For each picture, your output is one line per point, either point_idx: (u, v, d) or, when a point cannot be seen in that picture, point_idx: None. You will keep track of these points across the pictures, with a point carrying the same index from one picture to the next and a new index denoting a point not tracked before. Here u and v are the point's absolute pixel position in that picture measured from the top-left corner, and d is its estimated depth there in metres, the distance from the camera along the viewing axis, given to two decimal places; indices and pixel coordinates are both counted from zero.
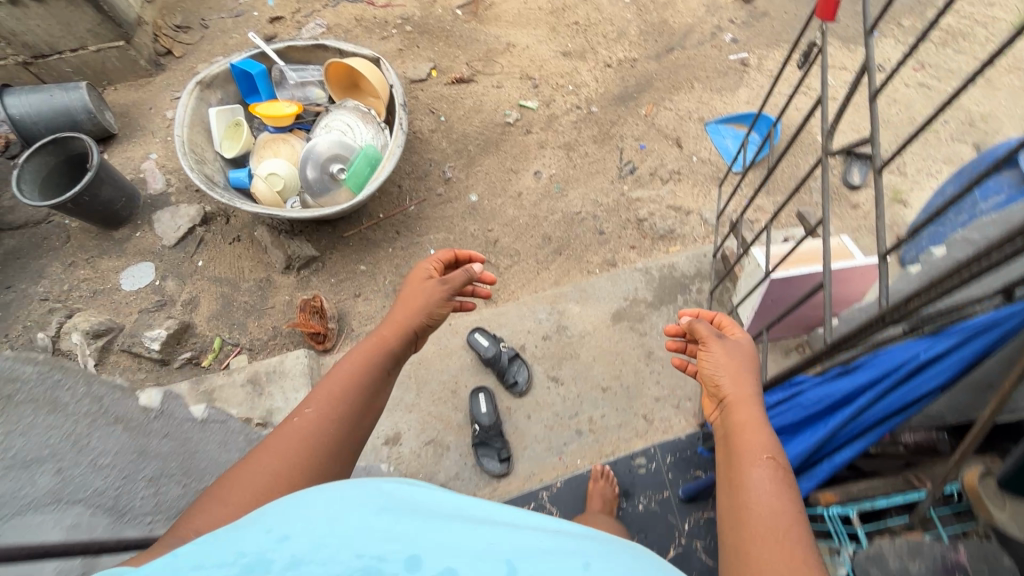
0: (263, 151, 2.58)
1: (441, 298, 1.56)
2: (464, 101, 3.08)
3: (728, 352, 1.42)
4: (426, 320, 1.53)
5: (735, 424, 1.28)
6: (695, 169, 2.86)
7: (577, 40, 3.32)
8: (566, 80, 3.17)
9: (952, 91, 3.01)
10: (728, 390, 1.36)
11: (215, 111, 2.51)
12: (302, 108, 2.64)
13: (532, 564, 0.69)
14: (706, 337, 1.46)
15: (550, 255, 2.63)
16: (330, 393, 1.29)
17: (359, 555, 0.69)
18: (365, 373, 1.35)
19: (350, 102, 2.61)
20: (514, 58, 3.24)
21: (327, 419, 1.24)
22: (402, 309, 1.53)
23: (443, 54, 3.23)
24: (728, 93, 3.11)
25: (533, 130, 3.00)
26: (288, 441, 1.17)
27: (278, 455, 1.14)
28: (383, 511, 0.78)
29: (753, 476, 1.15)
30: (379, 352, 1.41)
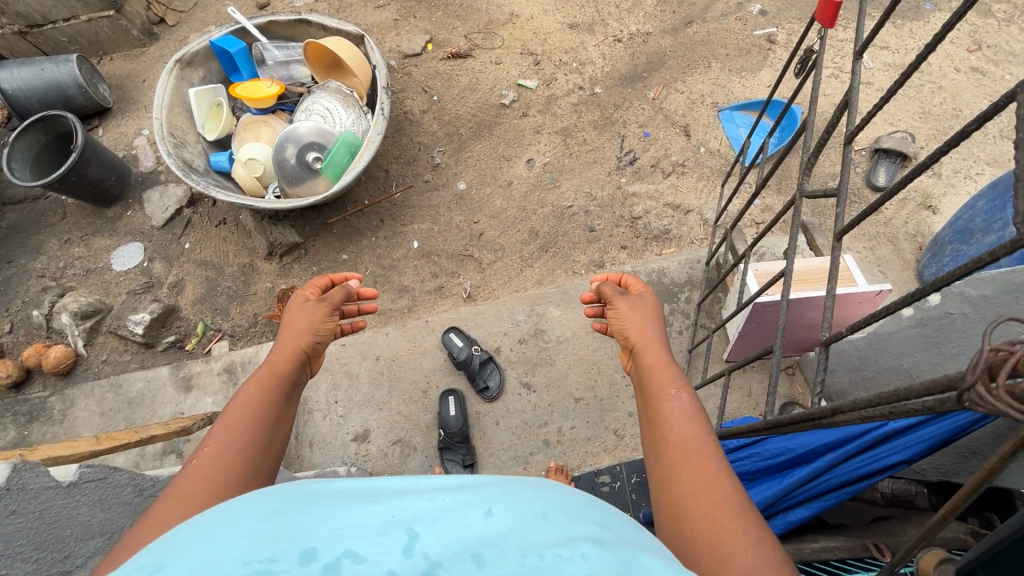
0: (244, 133, 2.52)
1: (326, 312, 1.34)
2: (459, 79, 2.90)
3: (632, 305, 1.31)
4: (316, 339, 1.30)
5: (646, 369, 1.16)
6: (702, 161, 2.63)
7: (586, 11, 3.06)
8: (570, 56, 2.93)
9: (1010, 78, 2.64)
10: (637, 337, 1.24)
11: (195, 91, 2.44)
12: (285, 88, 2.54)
13: (444, 530, 0.57)
14: (611, 295, 1.34)
15: (535, 252, 2.52)
16: (229, 429, 1.00)
17: (244, 560, 0.52)
18: (265, 397, 1.09)
19: (332, 84, 2.50)
20: (516, 30, 3.01)
21: (236, 450, 0.96)
22: (286, 332, 1.28)
23: (441, 26, 3.04)
24: (749, 74, 2.82)
25: (529, 113, 2.81)
26: (190, 478, 0.89)
27: (185, 496, 0.86)
28: (283, 506, 0.60)
29: (664, 411, 1.04)
30: (275, 375, 1.15)
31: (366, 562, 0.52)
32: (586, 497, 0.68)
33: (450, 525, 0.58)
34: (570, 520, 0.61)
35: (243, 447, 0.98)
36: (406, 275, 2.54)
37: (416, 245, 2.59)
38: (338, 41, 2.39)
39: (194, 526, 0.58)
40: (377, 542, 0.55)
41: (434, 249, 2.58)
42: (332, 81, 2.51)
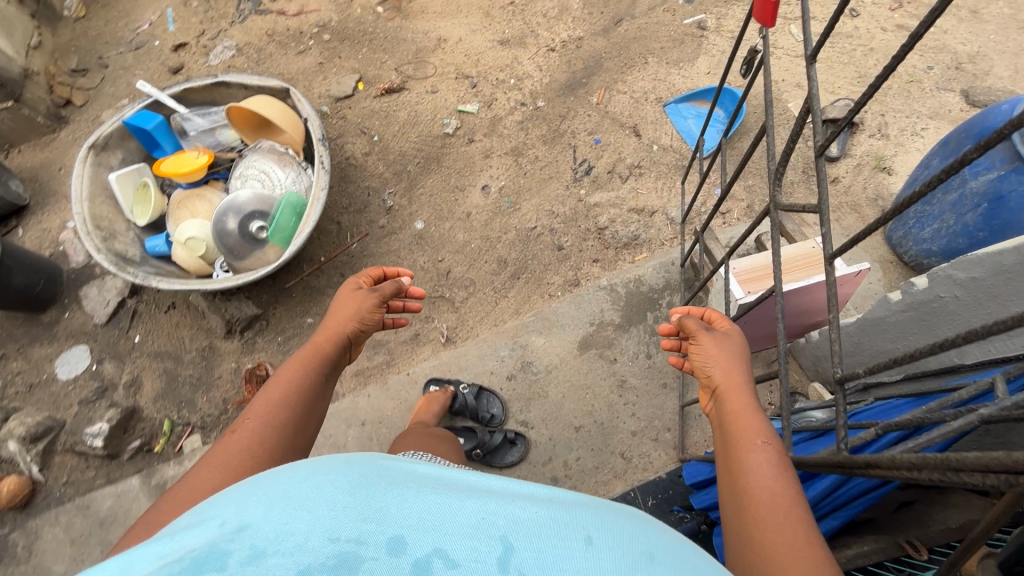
0: (180, 212, 2.34)
1: (372, 306, 1.45)
2: (397, 114, 2.79)
3: (716, 343, 1.28)
4: (358, 328, 1.43)
5: (730, 413, 1.16)
6: (657, 159, 2.59)
7: (515, 24, 2.99)
8: (506, 73, 2.86)
9: (934, 31, 2.70)
10: (720, 377, 1.22)
11: (118, 177, 2.25)
12: (214, 156, 2.38)
13: (536, 544, 0.55)
14: (694, 330, 1.30)
15: (507, 281, 2.43)
16: (269, 406, 1.18)
17: (334, 539, 0.54)
18: (301, 376, 1.27)
19: (263, 143, 2.36)
20: (447, 55, 2.92)
21: (270, 424, 1.15)
22: (336, 316, 1.42)
23: (369, 62, 2.91)
24: (687, 64, 2.80)
25: (476, 138, 2.72)
26: (229, 445, 1.09)
27: (218, 459, 1.06)
28: (370, 481, 0.64)
29: (751, 463, 1.04)
30: (314, 359, 1.31)
31: (458, 567, 0.51)
32: (682, 542, 0.64)
33: (544, 543, 0.55)
34: (685, 565, 0.57)
35: (274, 422, 1.16)
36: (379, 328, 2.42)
37: None
38: (262, 99, 2.27)
39: (295, 487, 0.62)
40: (470, 546, 0.54)
41: None
42: (262, 141, 2.37)
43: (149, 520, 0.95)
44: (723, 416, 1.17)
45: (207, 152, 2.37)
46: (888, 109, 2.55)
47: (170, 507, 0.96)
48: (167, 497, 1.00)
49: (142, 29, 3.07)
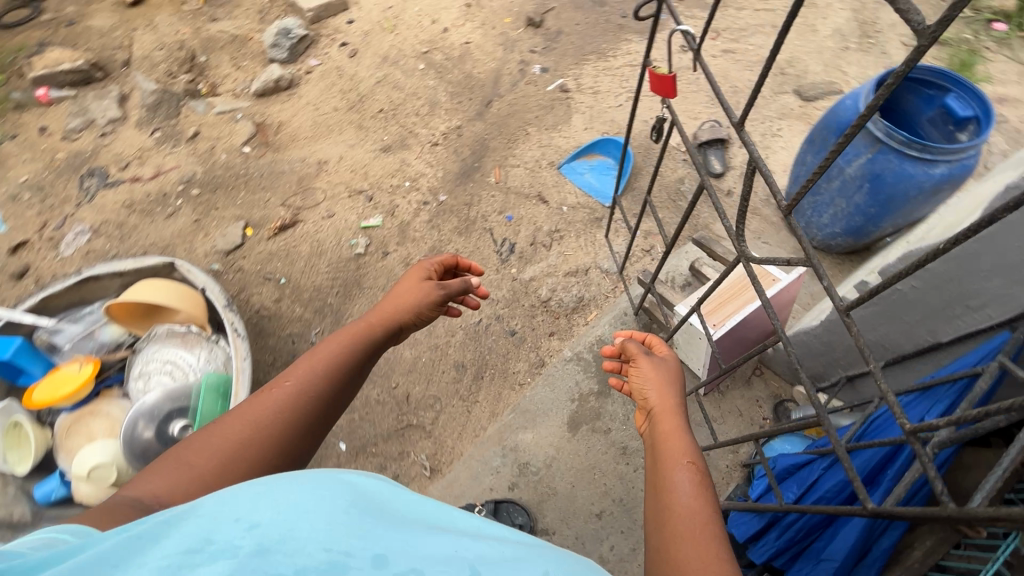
0: (72, 440, 1.92)
1: (431, 299, 1.36)
2: (299, 249, 2.61)
3: (654, 364, 1.23)
4: (414, 320, 1.33)
5: (658, 434, 1.09)
6: (572, 219, 2.65)
7: (391, 129, 2.99)
8: (399, 178, 2.82)
9: (753, 48, 3.11)
10: (651, 397, 1.17)
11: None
12: (100, 361, 2.02)
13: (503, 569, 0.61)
14: (632, 353, 1.26)
15: (472, 385, 2.29)
16: (299, 375, 1.09)
17: (326, 549, 0.59)
18: (344, 357, 1.15)
19: (158, 330, 2.05)
20: (332, 176, 2.82)
21: (301, 397, 1.06)
22: (395, 303, 1.34)
23: (251, 204, 2.72)
24: (564, 126, 2.95)
25: (389, 249, 2.61)
26: (253, 408, 1.02)
27: (238, 429, 0.98)
28: (363, 509, 0.67)
29: (673, 485, 0.97)
30: (360, 338, 1.20)
31: None
32: None
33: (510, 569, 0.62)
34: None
35: (305, 395, 1.06)
36: None
37: (344, 446, 2.20)
38: (147, 283, 2.01)
39: (294, 492, 0.65)
40: (442, 569, 0.60)
41: (367, 439, 2.21)
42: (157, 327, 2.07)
43: (161, 471, 0.91)
44: (655, 438, 1.09)
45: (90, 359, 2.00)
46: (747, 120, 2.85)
47: (177, 463, 0.92)
48: (184, 446, 0.97)
49: None
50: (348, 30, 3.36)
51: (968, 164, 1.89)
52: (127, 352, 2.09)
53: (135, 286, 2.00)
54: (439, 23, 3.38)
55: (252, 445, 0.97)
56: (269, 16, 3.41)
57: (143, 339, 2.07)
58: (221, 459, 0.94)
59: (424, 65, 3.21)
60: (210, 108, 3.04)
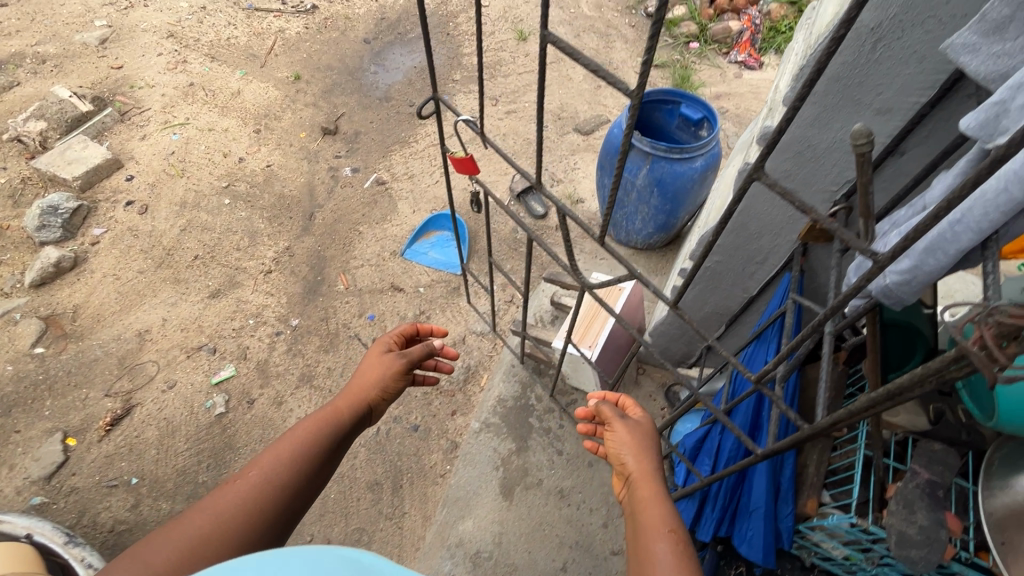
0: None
1: (394, 374, 1.42)
2: (144, 437, 2.24)
3: (630, 426, 1.29)
4: (380, 395, 1.37)
5: (640, 499, 1.13)
6: (432, 296, 2.71)
7: (213, 272, 2.78)
8: (240, 318, 2.62)
9: (530, 104, 3.56)
10: (632, 466, 1.20)
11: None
12: None
13: None
14: (609, 416, 1.32)
15: (393, 498, 2.14)
16: (269, 465, 1.07)
17: None
18: (318, 445, 1.15)
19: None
20: (160, 342, 2.52)
21: (275, 482, 1.05)
22: (363, 383, 1.38)
23: (64, 409, 2.30)
24: (393, 214, 3.04)
25: (254, 396, 2.37)
26: (226, 494, 1.00)
27: (211, 521, 0.94)
28: None
29: (651, 549, 1.00)
30: (333, 420, 1.23)
31: None
32: None
33: None
34: None
35: (279, 480, 1.06)
36: None
37: None
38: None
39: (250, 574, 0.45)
40: None
41: None
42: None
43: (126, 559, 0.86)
44: (634, 501, 1.14)
45: None
46: (548, 162, 3.22)
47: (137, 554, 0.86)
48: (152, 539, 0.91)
49: None
50: (130, 187, 3.10)
51: (715, 152, 2.35)
52: None
53: None
54: (231, 154, 3.29)
55: (215, 545, 0.91)
56: (25, 198, 3.01)
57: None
58: (186, 552, 0.88)
59: (229, 198, 3.08)
60: None
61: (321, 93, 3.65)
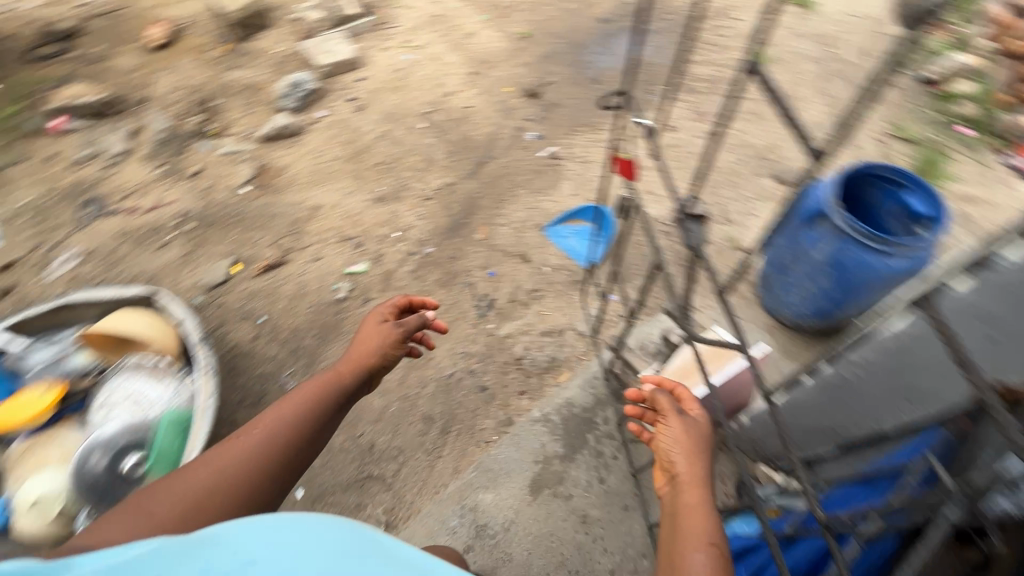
0: (19, 466, 1.88)
1: (392, 340, 1.53)
2: (282, 289, 2.66)
3: (686, 424, 1.21)
4: (381, 360, 1.48)
5: (686, 508, 1.08)
6: (552, 279, 2.73)
7: (386, 181, 3.11)
8: (388, 227, 2.91)
9: (736, 132, 3.29)
10: (681, 470, 1.14)
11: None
12: (67, 387, 2.00)
13: None
14: (666, 407, 1.23)
15: (438, 438, 2.27)
16: (270, 426, 1.21)
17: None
18: (312, 407, 1.29)
19: (129, 358, 2.07)
20: (324, 220, 2.92)
21: (270, 447, 1.18)
22: (361, 348, 1.48)
23: (241, 241, 2.80)
24: (553, 190, 3.08)
25: (370, 297, 2.65)
26: (222, 457, 1.12)
27: (210, 476, 1.08)
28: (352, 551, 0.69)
29: (693, 568, 0.97)
30: (332, 385, 1.36)
31: None
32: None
33: None
34: None
35: (276, 441, 1.19)
36: None
37: (300, 493, 2.16)
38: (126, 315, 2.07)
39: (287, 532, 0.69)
40: None
41: (324, 488, 2.17)
42: (129, 356, 2.08)
43: (124, 511, 0.96)
44: (678, 510, 1.09)
45: (58, 385, 1.99)
46: (725, 198, 2.98)
47: (134, 511, 0.96)
48: (148, 490, 1.03)
49: None
50: (357, 87, 3.57)
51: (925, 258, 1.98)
52: (94, 381, 2.07)
53: (113, 316, 2.05)
54: (443, 86, 3.59)
55: (218, 496, 1.05)
56: (285, 69, 3.64)
57: (112, 367, 2.08)
58: (190, 505, 1.02)
59: (425, 123, 3.39)
60: (217, 148, 3.17)
61: (540, 56, 3.77)
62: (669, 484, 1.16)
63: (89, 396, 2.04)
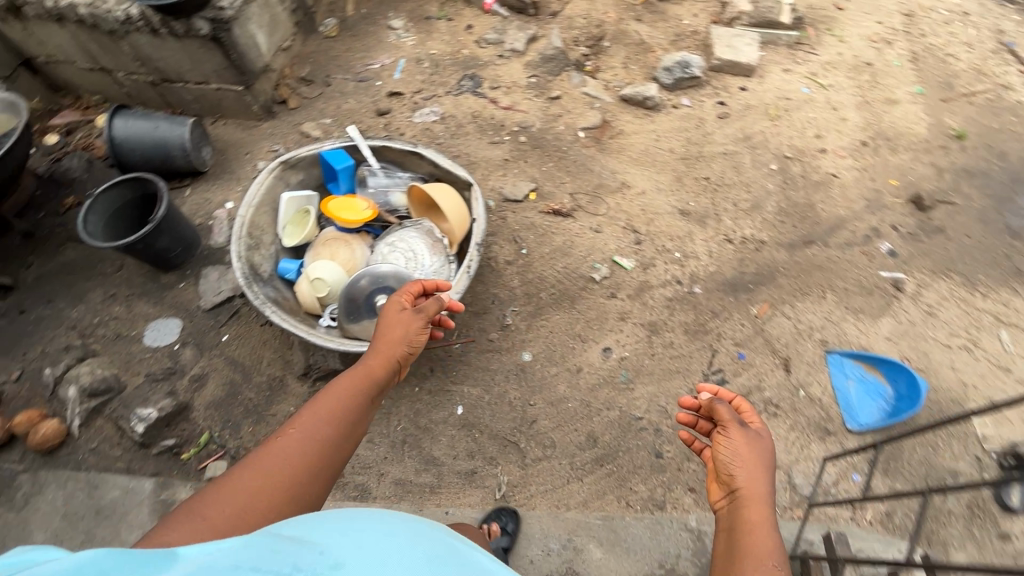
0: (322, 247, 2.35)
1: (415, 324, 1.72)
2: (553, 238, 2.74)
3: (747, 442, 1.33)
4: (406, 347, 1.68)
5: (744, 522, 1.23)
6: (799, 408, 2.30)
7: (701, 199, 2.90)
8: (674, 244, 2.74)
9: None
10: (739, 481, 1.29)
11: (291, 197, 2.34)
12: (378, 213, 2.40)
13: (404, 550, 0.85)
14: (727, 420, 1.37)
15: (589, 463, 2.18)
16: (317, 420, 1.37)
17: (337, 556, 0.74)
18: (351, 399, 1.47)
19: (430, 225, 2.35)
20: (624, 201, 2.87)
21: (309, 441, 1.34)
22: (397, 337, 1.68)
23: (550, 176, 2.92)
24: (867, 319, 2.53)
25: (616, 296, 2.58)
26: (271, 455, 1.28)
27: (267, 464, 1.25)
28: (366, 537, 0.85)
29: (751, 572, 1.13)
30: (368, 378, 1.54)
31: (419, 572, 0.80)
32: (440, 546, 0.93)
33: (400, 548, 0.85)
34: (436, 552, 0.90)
35: (323, 437, 1.35)
36: (439, 444, 2.24)
37: (459, 411, 2.31)
38: (445, 193, 2.29)
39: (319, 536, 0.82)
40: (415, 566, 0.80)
41: (478, 422, 2.28)
42: (431, 223, 2.36)
43: (185, 515, 1.09)
44: (737, 525, 1.23)
45: (373, 208, 2.40)
46: None
47: (197, 511, 1.11)
48: (201, 497, 1.15)
49: (372, 67, 3.30)
50: (735, 95, 3.30)
51: None
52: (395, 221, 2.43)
53: (438, 184, 2.31)
54: (821, 140, 3.12)
55: (276, 487, 1.23)
56: (680, 44, 3.54)
57: (414, 221, 2.38)
58: (251, 495, 1.17)
59: (776, 167, 3.02)
60: (582, 84, 3.27)
61: (959, 168, 3.00)
62: (728, 499, 1.30)
63: (390, 231, 2.39)
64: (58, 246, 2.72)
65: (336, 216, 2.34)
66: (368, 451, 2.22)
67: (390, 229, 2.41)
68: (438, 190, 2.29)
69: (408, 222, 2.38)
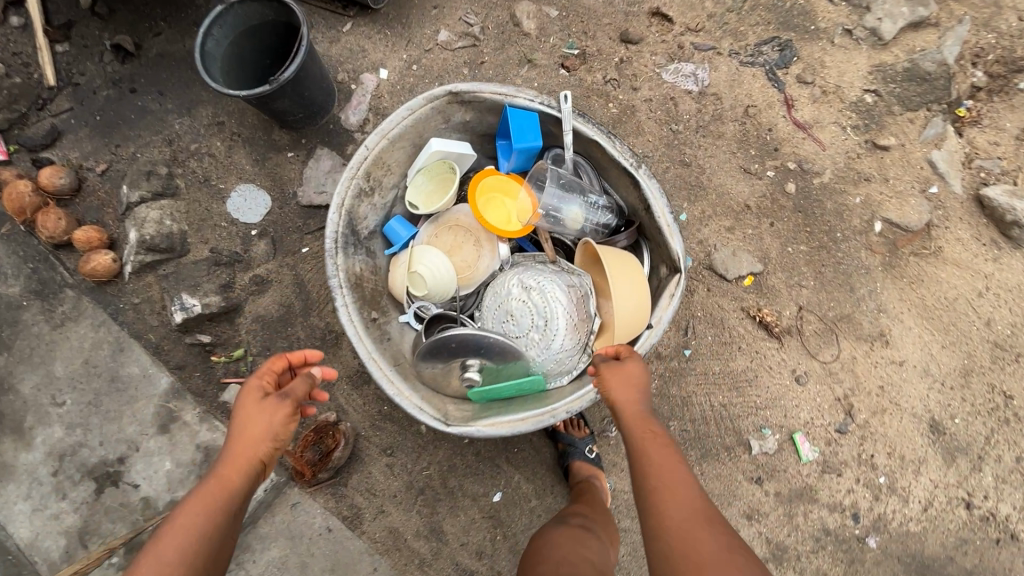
0: (446, 227, 1.74)
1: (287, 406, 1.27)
2: (734, 356, 1.91)
3: (626, 369, 1.32)
4: (274, 445, 1.24)
5: (638, 438, 1.21)
6: None
7: (974, 422, 1.88)
8: (887, 464, 1.85)
9: None
10: (624, 406, 1.27)
11: (440, 148, 1.63)
12: (530, 225, 1.62)
13: None
14: (603, 364, 1.34)
15: None
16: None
17: None
18: (203, 541, 1.08)
19: (590, 294, 1.59)
20: (862, 361, 1.91)
21: None
22: (249, 435, 1.22)
23: (788, 265, 1.95)
24: None
25: (761, 485, 1.84)
26: None
27: None
28: None
29: (657, 475, 1.13)
30: (219, 504, 1.13)
31: None
32: None
33: None
34: None
35: None
36: (455, 519, 1.85)
37: (495, 497, 1.86)
38: (634, 275, 1.53)
39: None
40: None
41: (508, 524, 1.84)
42: (593, 289, 1.60)
43: None
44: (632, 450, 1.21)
45: (529, 217, 1.62)
46: None
47: None
48: None
49: None
50: None
51: None
52: (549, 248, 1.66)
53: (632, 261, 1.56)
54: None
55: None
56: None
57: (573, 271, 1.62)
58: None
59: None
60: (937, 142, 1.99)
61: None
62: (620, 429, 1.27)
63: (537, 264, 1.66)
64: (193, 25, 2.23)
65: (478, 204, 1.64)
66: (380, 478, 1.87)
67: (539, 259, 1.68)
68: (626, 266, 1.53)
69: (564, 265, 1.64)
